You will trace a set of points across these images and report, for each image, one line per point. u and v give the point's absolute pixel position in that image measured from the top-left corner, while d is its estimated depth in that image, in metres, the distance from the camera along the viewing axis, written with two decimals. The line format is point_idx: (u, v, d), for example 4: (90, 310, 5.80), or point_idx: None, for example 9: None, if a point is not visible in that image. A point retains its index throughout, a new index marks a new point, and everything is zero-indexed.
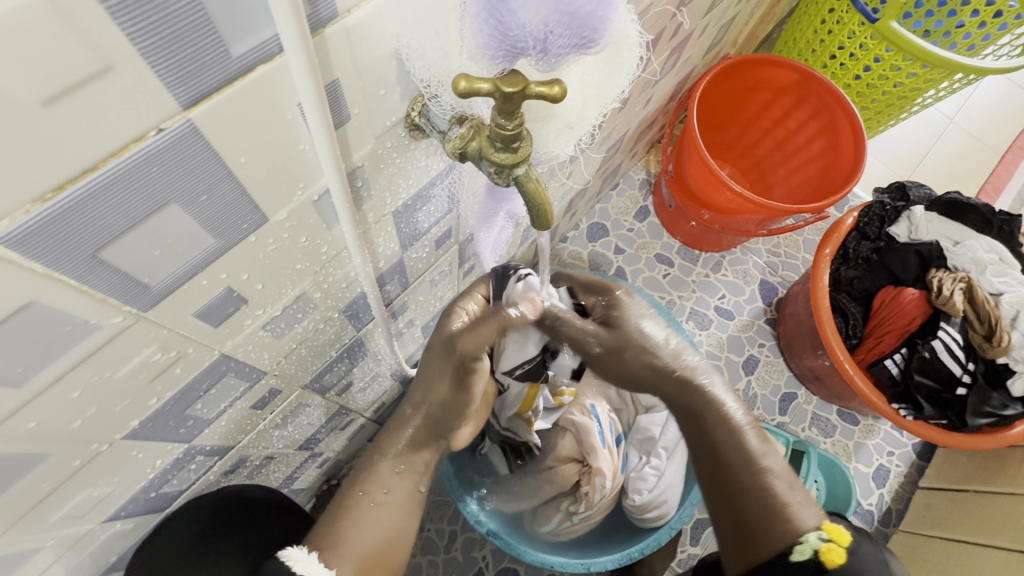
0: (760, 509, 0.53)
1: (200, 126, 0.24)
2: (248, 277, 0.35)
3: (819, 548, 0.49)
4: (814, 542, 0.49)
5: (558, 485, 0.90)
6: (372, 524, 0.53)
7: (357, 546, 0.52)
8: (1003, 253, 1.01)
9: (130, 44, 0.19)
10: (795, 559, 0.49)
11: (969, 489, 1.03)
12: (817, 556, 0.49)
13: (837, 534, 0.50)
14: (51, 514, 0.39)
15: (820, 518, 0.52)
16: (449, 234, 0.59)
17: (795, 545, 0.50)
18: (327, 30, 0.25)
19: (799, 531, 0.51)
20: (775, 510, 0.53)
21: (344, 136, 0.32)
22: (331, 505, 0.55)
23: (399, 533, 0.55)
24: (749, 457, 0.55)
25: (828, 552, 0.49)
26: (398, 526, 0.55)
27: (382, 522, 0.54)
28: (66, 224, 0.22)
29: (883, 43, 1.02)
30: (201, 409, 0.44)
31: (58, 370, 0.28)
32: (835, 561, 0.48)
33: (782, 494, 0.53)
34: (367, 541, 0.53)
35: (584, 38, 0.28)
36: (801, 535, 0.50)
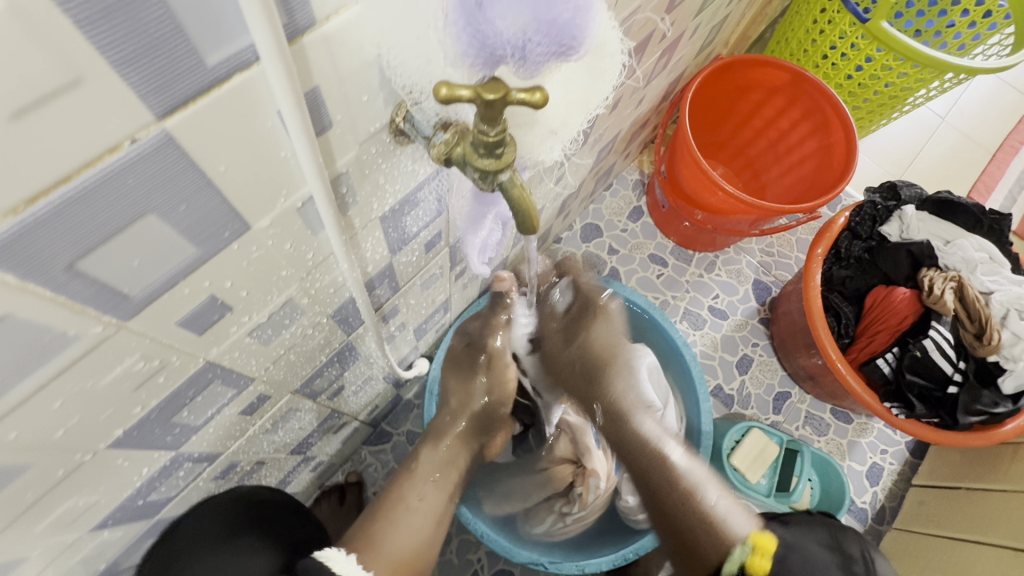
0: (696, 527, 0.65)
1: (177, 136, 0.24)
2: (232, 284, 0.35)
3: (745, 561, 0.60)
4: (740, 556, 0.60)
5: (552, 486, 0.92)
6: (406, 529, 0.66)
7: (391, 552, 0.63)
8: (993, 252, 1.01)
9: (101, 56, 0.19)
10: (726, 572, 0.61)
11: (961, 486, 1.03)
12: (743, 567, 0.60)
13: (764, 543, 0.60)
14: (37, 522, 0.38)
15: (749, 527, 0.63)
16: (439, 238, 0.59)
17: (727, 559, 0.62)
18: (305, 38, 0.25)
19: (729, 545, 0.62)
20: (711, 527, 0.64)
21: (327, 143, 0.32)
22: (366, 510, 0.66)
23: (426, 542, 0.68)
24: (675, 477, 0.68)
25: (753, 565, 0.59)
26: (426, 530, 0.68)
27: (414, 529, 0.67)
28: (39, 235, 0.22)
29: (874, 43, 1.02)
30: (188, 417, 0.43)
31: (39, 380, 0.28)
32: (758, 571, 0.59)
33: (712, 509, 0.65)
34: (401, 546, 0.65)
35: (564, 46, 0.28)
36: (730, 550, 0.62)
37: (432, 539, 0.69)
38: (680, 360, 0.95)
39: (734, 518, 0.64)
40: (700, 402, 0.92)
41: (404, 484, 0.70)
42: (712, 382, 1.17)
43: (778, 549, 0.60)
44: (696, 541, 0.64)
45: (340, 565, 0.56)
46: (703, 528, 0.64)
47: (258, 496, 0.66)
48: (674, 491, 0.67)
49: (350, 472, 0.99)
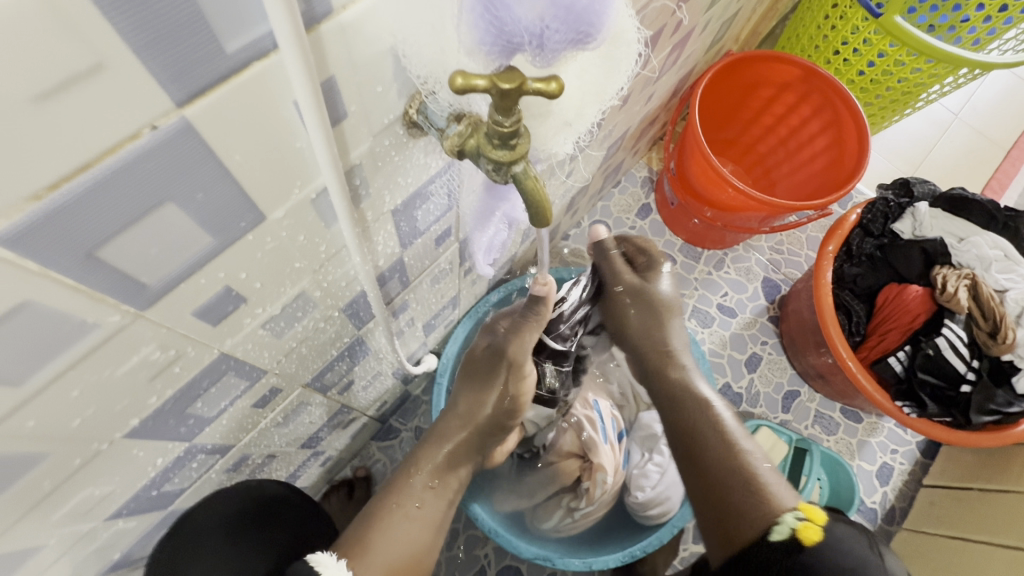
0: (735, 493, 0.55)
1: (195, 124, 0.24)
2: (247, 276, 0.35)
3: (796, 527, 0.49)
4: (791, 521, 0.50)
5: (560, 481, 0.91)
6: (399, 537, 0.60)
7: (385, 555, 0.57)
8: (1008, 250, 1.00)
9: (123, 42, 0.19)
10: (773, 539, 0.49)
11: (973, 487, 1.02)
12: (794, 534, 0.49)
13: (812, 513, 0.51)
14: (54, 511, 0.39)
15: (797, 500, 0.54)
16: (449, 232, 0.59)
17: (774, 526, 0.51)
18: (323, 26, 0.25)
19: (776, 513, 0.52)
20: (752, 487, 0.55)
21: (341, 134, 0.32)
22: (365, 512, 0.62)
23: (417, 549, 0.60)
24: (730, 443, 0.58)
25: (802, 531, 0.49)
26: (419, 542, 0.61)
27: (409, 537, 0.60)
28: (60, 222, 0.22)
29: (886, 38, 1.01)
30: (201, 408, 0.44)
31: (57, 369, 0.28)
32: (812, 537, 0.48)
33: (762, 477, 0.56)
34: (395, 554, 0.58)
35: (582, 35, 0.27)
36: (778, 517, 0.51)
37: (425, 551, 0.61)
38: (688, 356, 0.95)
39: (779, 486, 0.54)
40: None
41: (399, 492, 0.63)
42: (721, 380, 1.16)
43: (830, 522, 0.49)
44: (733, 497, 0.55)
45: (331, 571, 0.54)
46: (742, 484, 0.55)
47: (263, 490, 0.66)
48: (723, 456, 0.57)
49: (358, 467, 1.00)
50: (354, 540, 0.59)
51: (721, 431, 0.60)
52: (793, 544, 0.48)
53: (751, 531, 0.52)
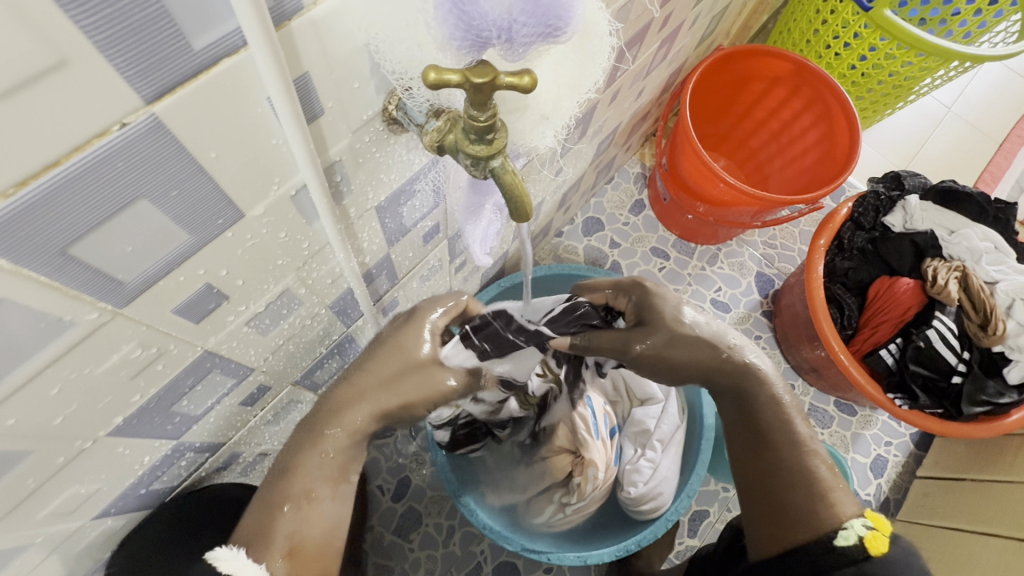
0: (802, 491, 0.52)
1: (165, 121, 0.24)
2: (228, 273, 0.35)
3: (864, 535, 0.47)
4: (858, 529, 0.47)
5: (551, 476, 0.89)
6: (311, 520, 0.45)
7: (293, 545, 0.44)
8: (998, 242, 1.00)
9: (87, 39, 0.19)
10: (838, 544, 0.47)
11: (965, 478, 1.03)
12: (862, 543, 0.46)
13: (880, 523, 0.48)
14: (39, 510, 0.39)
15: (859, 507, 0.50)
16: (437, 229, 0.59)
17: (838, 531, 0.48)
18: (293, 22, 0.25)
19: (841, 518, 0.49)
20: (816, 491, 0.51)
21: (319, 130, 0.32)
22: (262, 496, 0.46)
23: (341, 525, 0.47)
24: (798, 441, 0.54)
25: (872, 539, 0.46)
26: (336, 516, 0.46)
27: (318, 519, 0.45)
28: (29, 219, 0.22)
29: (877, 32, 1.01)
30: (188, 406, 0.44)
31: (34, 366, 0.29)
32: (879, 550, 0.45)
33: (826, 479, 0.52)
34: (304, 535, 0.44)
35: (550, 27, 0.28)
36: (843, 522, 0.48)
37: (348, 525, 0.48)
38: None
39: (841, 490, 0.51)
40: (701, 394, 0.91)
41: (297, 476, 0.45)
42: None
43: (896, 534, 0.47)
44: (796, 503, 0.51)
45: (235, 567, 0.42)
46: (806, 487, 0.51)
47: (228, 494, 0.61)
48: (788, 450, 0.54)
49: None
50: (256, 526, 0.45)
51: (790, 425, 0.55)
52: (860, 553, 0.46)
53: (806, 533, 0.49)
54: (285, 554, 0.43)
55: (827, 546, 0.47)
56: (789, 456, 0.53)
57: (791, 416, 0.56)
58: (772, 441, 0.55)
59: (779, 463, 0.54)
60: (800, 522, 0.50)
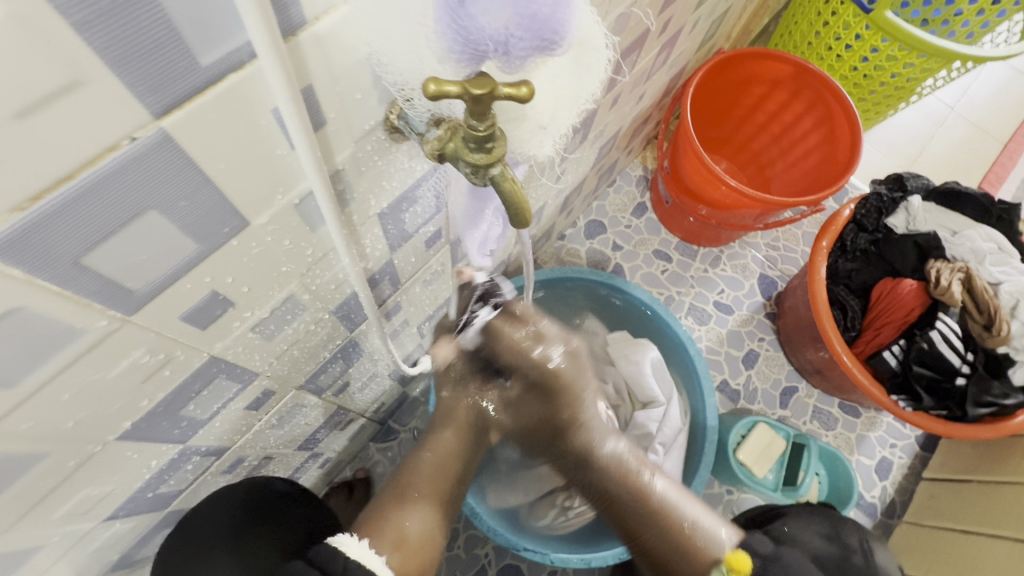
0: (678, 555, 0.66)
1: (174, 135, 0.24)
2: (233, 280, 0.36)
3: (727, 571, 0.63)
4: None
5: (553, 480, 0.92)
6: (414, 520, 0.60)
7: (399, 539, 0.57)
8: (1002, 242, 1.00)
9: (99, 58, 0.20)
10: None
11: (971, 480, 1.02)
12: (731, 564, 0.63)
13: (739, 562, 0.63)
14: (51, 513, 0.40)
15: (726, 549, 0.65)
16: (439, 234, 0.60)
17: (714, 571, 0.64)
18: (298, 36, 0.26)
19: (707, 567, 0.65)
20: (682, 551, 0.66)
21: (324, 139, 0.33)
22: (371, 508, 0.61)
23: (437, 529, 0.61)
24: (642, 495, 0.69)
25: None
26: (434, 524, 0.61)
27: (422, 522, 0.60)
28: (44, 231, 0.23)
29: (878, 34, 1.01)
30: (194, 411, 0.44)
31: (48, 372, 0.29)
32: (742, 568, 0.62)
33: (683, 520, 0.67)
34: (411, 533, 0.59)
35: (546, 41, 0.28)
36: (709, 572, 0.65)
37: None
38: (684, 355, 0.94)
39: (704, 529, 0.67)
40: (704, 397, 0.91)
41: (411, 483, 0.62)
42: (718, 377, 1.17)
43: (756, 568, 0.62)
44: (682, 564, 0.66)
45: (355, 552, 0.52)
46: (680, 557, 0.66)
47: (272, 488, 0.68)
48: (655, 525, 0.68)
49: (359, 468, 1.01)
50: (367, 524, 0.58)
51: (631, 485, 0.70)
52: None
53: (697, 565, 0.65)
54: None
55: None
56: (648, 536, 0.70)
57: (629, 472, 0.71)
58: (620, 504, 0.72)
59: (646, 541, 0.70)
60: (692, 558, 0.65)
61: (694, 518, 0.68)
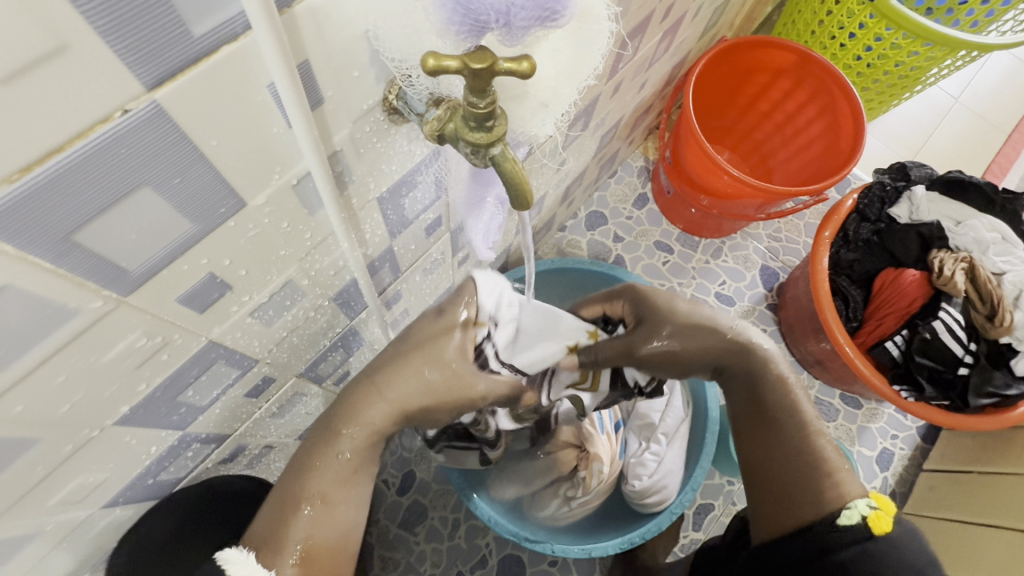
0: (809, 475, 0.53)
1: (167, 108, 0.24)
2: (231, 263, 0.36)
3: (866, 515, 0.50)
4: (863, 509, 0.50)
5: (557, 470, 0.90)
6: (319, 520, 0.43)
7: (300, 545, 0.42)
8: (1005, 232, 0.99)
9: (88, 24, 0.20)
10: (844, 525, 0.50)
11: (973, 470, 1.02)
12: (865, 522, 0.49)
13: (884, 504, 0.51)
14: (47, 498, 0.39)
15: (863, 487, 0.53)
16: (439, 222, 0.59)
17: (842, 510, 0.51)
18: (295, 8, 0.25)
19: (846, 497, 0.51)
20: (821, 470, 0.53)
21: (321, 118, 0.32)
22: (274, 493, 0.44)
23: (354, 528, 0.45)
24: (802, 420, 0.54)
25: (874, 520, 0.50)
26: (353, 521, 0.45)
27: (335, 519, 0.44)
28: (33, 205, 0.23)
29: (882, 22, 1.00)
30: (193, 396, 0.44)
31: (42, 353, 0.29)
32: (882, 529, 0.49)
33: (831, 459, 0.53)
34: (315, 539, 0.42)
35: (549, 11, 0.27)
36: (848, 501, 0.51)
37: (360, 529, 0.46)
38: None
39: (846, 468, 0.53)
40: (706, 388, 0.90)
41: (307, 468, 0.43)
42: None
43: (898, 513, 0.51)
44: (806, 485, 0.53)
45: (242, 571, 0.40)
46: (812, 474, 0.53)
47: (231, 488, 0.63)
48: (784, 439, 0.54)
49: None
50: (266, 524, 0.43)
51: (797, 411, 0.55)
52: (863, 532, 0.49)
53: (812, 513, 0.52)
54: (297, 557, 0.42)
55: (831, 525, 0.50)
56: (795, 443, 0.54)
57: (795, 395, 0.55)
58: (775, 430, 0.55)
59: (782, 458, 0.54)
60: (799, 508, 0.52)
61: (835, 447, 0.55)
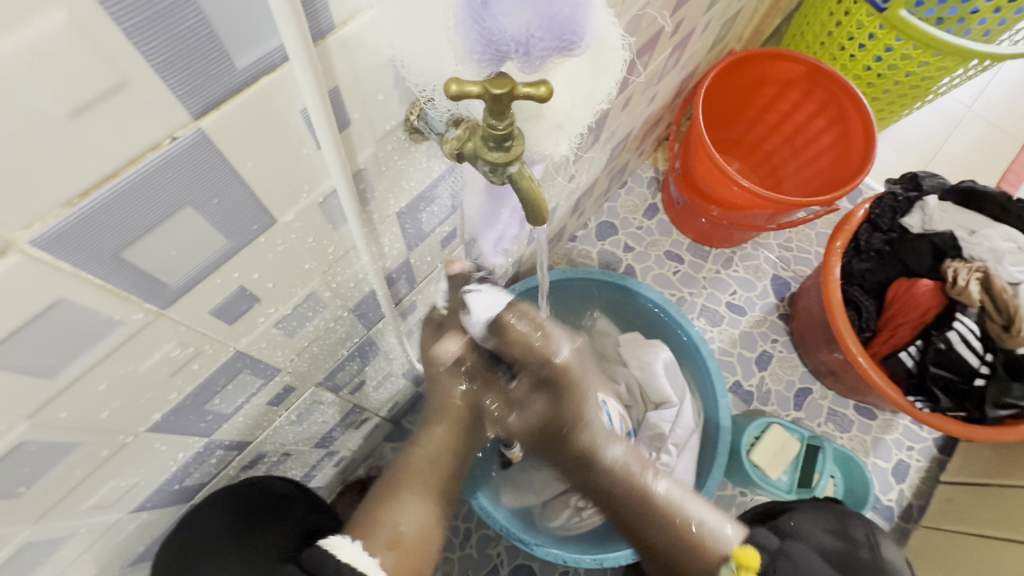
0: (679, 554, 0.67)
1: (210, 134, 0.26)
2: (259, 277, 0.37)
3: None
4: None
5: (568, 480, 0.91)
6: (408, 516, 0.58)
7: (391, 535, 0.56)
8: (1021, 241, 0.98)
9: (146, 61, 0.21)
10: None
11: (992, 483, 1.00)
12: (739, 570, 0.62)
13: (747, 560, 0.62)
14: (82, 502, 0.41)
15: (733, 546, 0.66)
16: (454, 234, 0.61)
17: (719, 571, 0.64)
18: (328, 39, 0.27)
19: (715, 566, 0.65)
20: (687, 552, 0.66)
21: (347, 139, 0.34)
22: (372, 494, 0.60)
23: (429, 530, 0.59)
24: (673, 527, 0.67)
25: None
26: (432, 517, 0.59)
27: (422, 511, 0.59)
28: (88, 226, 0.24)
29: (892, 32, 1.01)
30: (219, 404, 0.46)
31: (86, 363, 0.31)
32: (750, 569, 0.62)
33: (694, 537, 0.66)
34: (404, 530, 0.57)
35: (566, 41, 0.29)
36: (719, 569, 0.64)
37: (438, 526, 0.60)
38: (698, 357, 0.94)
39: (714, 533, 0.67)
40: (717, 398, 0.90)
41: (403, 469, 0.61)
42: (731, 378, 1.16)
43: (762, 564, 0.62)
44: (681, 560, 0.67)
45: (344, 552, 0.53)
46: (683, 553, 0.66)
47: (271, 489, 0.67)
48: (655, 526, 0.68)
49: (373, 466, 1.02)
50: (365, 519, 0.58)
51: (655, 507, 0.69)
52: None
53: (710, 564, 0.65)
54: (390, 546, 0.55)
55: None
56: (658, 543, 0.68)
57: (643, 488, 0.70)
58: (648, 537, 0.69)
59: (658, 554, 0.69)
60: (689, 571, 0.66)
61: (702, 524, 0.67)
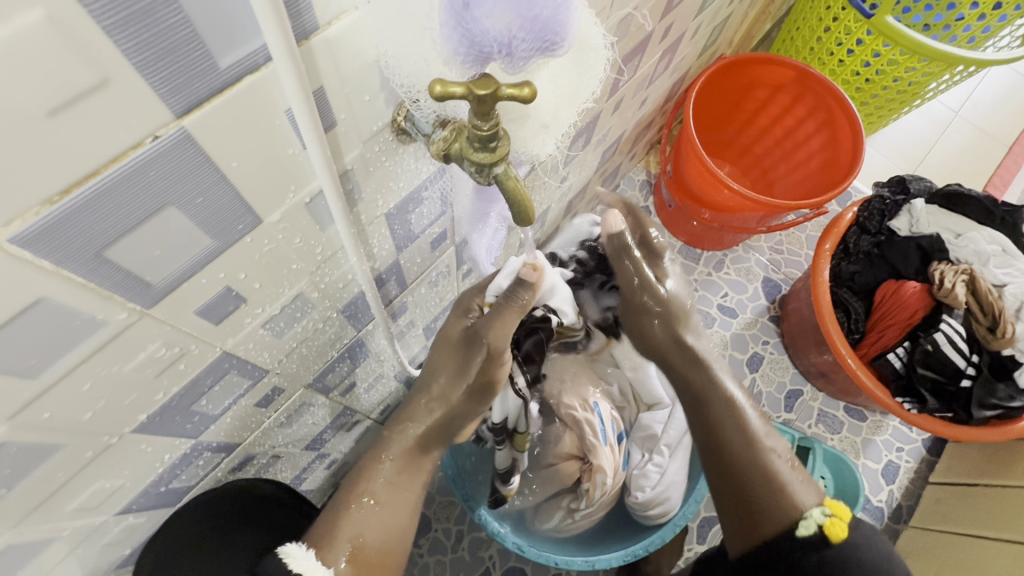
0: (765, 492, 0.56)
1: (194, 134, 0.26)
2: (246, 277, 0.37)
3: (822, 523, 0.53)
4: (817, 518, 0.53)
5: (560, 481, 0.90)
6: (370, 520, 0.52)
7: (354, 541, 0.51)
8: (1005, 244, 1.00)
9: (126, 59, 0.21)
10: (801, 534, 0.53)
11: (979, 483, 1.02)
12: (821, 530, 0.52)
13: (838, 510, 0.54)
14: (65, 504, 0.41)
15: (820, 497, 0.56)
16: (445, 236, 0.61)
17: (799, 521, 0.54)
18: (312, 40, 0.27)
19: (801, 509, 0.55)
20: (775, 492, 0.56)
21: (333, 139, 0.34)
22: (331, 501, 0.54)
23: (401, 534, 0.54)
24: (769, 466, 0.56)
25: (831, 528, 0.52)
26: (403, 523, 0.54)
27: (389, 520, 0.53)
28: (69, 226, 0.24)
29: (879, 38, 1.02)
30: (206, 405, 0.46)
31: (69, 363, 0.31)
32: (838, 537, 0.52)
33: (783, 475, 0.57)
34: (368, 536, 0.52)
35: (547, 41, 0.30)
36: (802, 514, 0.54)
37: (408, 534, 0.54)
38: None
39: (799, 484, 0.56)
40: None
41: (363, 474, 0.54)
42: None
43: (854, 520, 0.54)
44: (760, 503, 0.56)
45: (299, 563, 0.48)
46: (767, 490, 0.56)
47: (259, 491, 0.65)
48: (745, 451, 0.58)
49: None
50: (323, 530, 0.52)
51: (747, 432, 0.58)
52: (820, 540, 0.52)
53: (773, 528, 0.55)
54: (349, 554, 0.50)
55: (793, 538, 0.53)
56: (746, 460, 0.57)
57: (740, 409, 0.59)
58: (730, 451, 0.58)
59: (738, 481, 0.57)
60: (769, 518, 0.55)
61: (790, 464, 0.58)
